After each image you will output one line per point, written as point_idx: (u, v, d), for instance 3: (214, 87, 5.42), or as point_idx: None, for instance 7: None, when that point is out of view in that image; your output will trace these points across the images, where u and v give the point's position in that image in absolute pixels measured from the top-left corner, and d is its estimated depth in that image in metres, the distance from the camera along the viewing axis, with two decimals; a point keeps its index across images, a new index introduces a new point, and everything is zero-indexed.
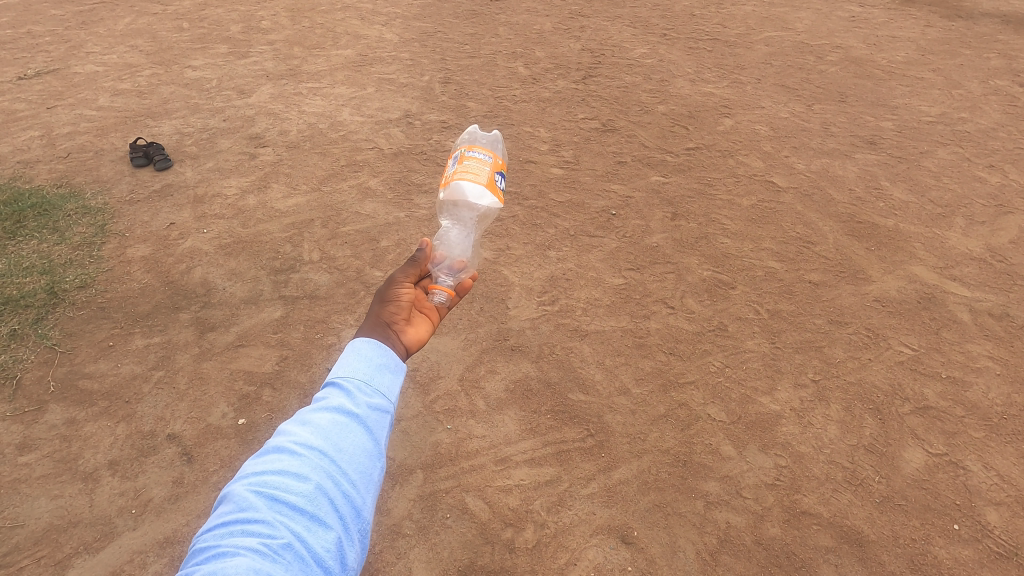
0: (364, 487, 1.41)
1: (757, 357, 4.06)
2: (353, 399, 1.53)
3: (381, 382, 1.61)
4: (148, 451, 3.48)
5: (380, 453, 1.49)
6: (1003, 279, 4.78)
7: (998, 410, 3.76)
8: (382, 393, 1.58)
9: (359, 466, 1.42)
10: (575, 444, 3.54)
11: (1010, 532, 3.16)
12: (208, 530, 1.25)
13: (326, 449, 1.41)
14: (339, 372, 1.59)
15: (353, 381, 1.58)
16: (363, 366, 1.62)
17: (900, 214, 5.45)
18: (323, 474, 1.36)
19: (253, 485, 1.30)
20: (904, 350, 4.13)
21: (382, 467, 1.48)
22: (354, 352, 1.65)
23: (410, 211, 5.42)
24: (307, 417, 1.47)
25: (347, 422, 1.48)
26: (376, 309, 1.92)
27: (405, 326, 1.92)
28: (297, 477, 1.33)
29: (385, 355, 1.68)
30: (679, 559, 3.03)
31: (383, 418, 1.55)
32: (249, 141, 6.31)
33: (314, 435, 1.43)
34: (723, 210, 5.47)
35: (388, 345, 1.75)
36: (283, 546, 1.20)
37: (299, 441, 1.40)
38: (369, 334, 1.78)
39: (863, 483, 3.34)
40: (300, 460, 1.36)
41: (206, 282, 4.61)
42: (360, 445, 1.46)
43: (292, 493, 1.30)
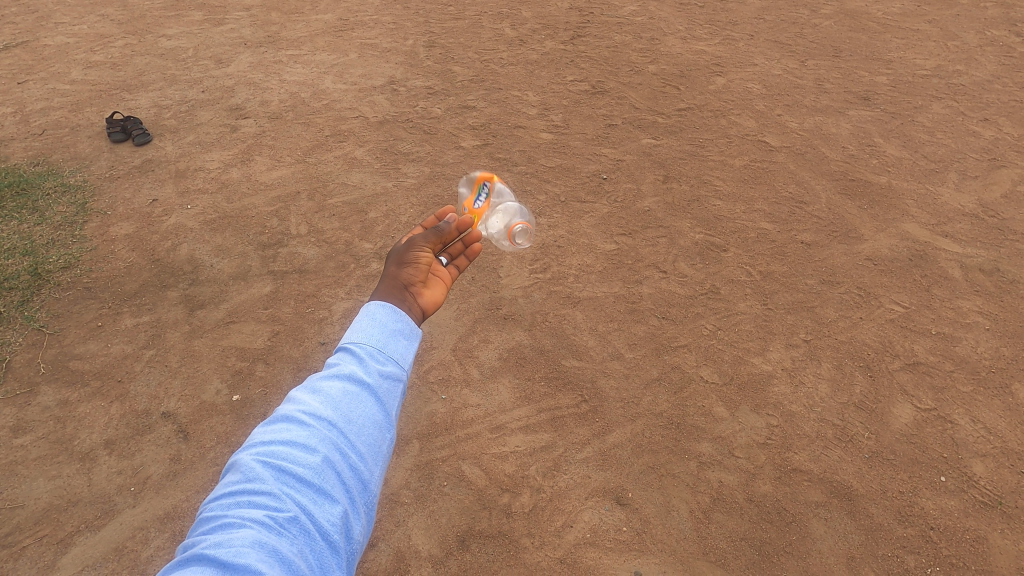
0: (371, 460, 1.39)
1: (749, 319, 4.07)
2: (364, 367, 1.49)
3: (394, 349, 1.57)
4: (144, 429, 3.49)
5: (389, 425, 1.46)
6: (995, 234, 4.77)
7: (987, 364, 3.80)
8: (394, 361, 1.54)
9: (368, 439, 1.40)
10: (569, 409, 3.57)
11: (995, 483, 3.22)
12: (215, 498, 1.24)
13: (335, 420, 1.38)
14: (351, 338, 1.55)
15: (366, 348, 1.53)
16: (377, 332, 1.57)
17: (893, 171, 5.41)
18: (330, 447, 1.34)
19: (261, 454, 1.29)
20: (894, 308, 4.15)
21: (391, 440, 1.46)
22: (369, 317, 1.60)
23: (398, 180, 5.32)
24: (317, 385, 1.44)
25: (358, 392, 1.45)
26: (393, 271, 1.84)
27: (422, 289, 1.83)
28: (304, 448, 1.31)
29: (399, 320, 1.62)
30: (673, 518, 3.09)
31: (394, 388, 1.52)
32: (229, 112, 6.15)
33: (324, 405, 1.40)
34: (715, 171, 5.40)
35: (403, 310, 1.68)
36: (289, 519, 1.19)
37: (308, 411, 1.38)
38: (385, 297, 1.71)
39: (853, 440, 3.40)
40: (308, 431, 1.34)
41: (193, 259, 4.54)
42: (369, 416, 1.43)
43: (300, 465, 1.28)
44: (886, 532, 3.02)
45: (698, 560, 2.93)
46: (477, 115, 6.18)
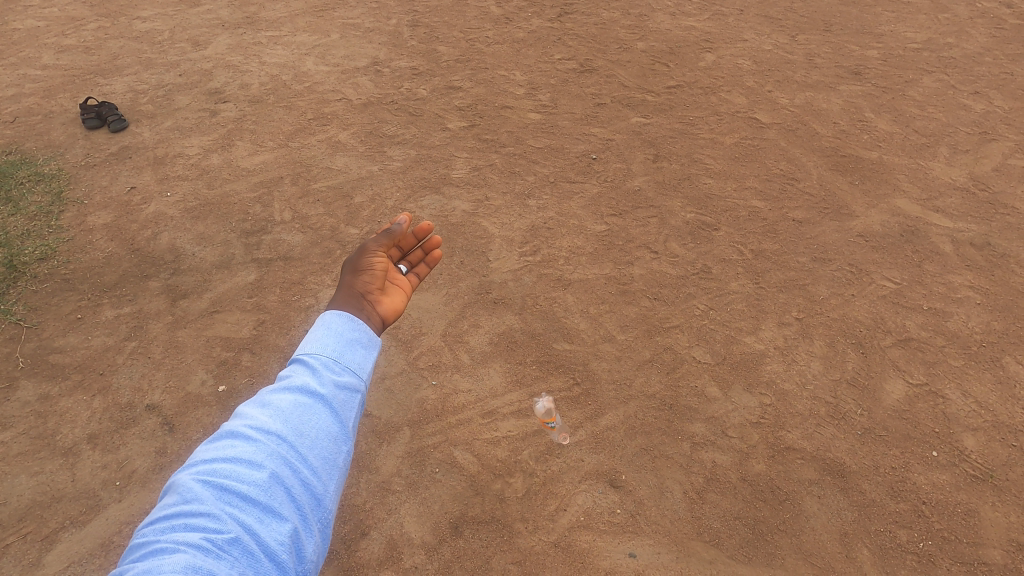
0: (326, 474, 1.34)
1: (741, 298, 4.04)
2: (318, 377, 1.45)
3: (351, 359, 1.53)
4: (128, 422, 3.41)
5: (346, 436, 1.41)
6: (986, 208, 4.75)
7: (978, 338, 3.79)
8: (351, 371, 1.51)
9: (322, 452, 1.35)
10: (561, 392, 3.53)
11: (987, 456, 3.22)
12: (151, 522, 1.18)
13: (285, 433, 1.33)
14: (305, 350, 1.51)
15: (321, 359, 1.50)
16: (332, 342, 1.54)
17: (884, 146, 5.36)
18: (279, 462, 1.28)
19: (203, 474, 1.23)
20: (886, 285, 4.13)
21: (348, 452, 1.40)
22: (324, 328, 1.57)
23: (384, 163, 5.21)
24: (268, 399, 1.40)
25: (310, 404, 1.41)
26: (349, 280, 1.84)
27: (381, 296, 1.83)
28: (250, 464, 1.26)
29: (357, 330, 1.60)
30: (667, 499, 3.07)
31: (351, 399, 1.47)
32: (208, 96, 5.98)
33: (273, 419, 1.35)
34: (705, 150, 5.33)
35: (361, 320, 1.66)
36: (229, 540, 1.13)
37: (255, 426, 1.33)
38: (342, 306, 1.70)
39: (846, 417, 3.39)
40: (254, 446, 1.29)
41: (174, 248, 4.43)
42: (323, 428, 1.38)
43: (244, 482, 1.22)
44: (879, 508, 3.02)
45: (693, 541, 2.92)
46: (463, 96, 6.05)
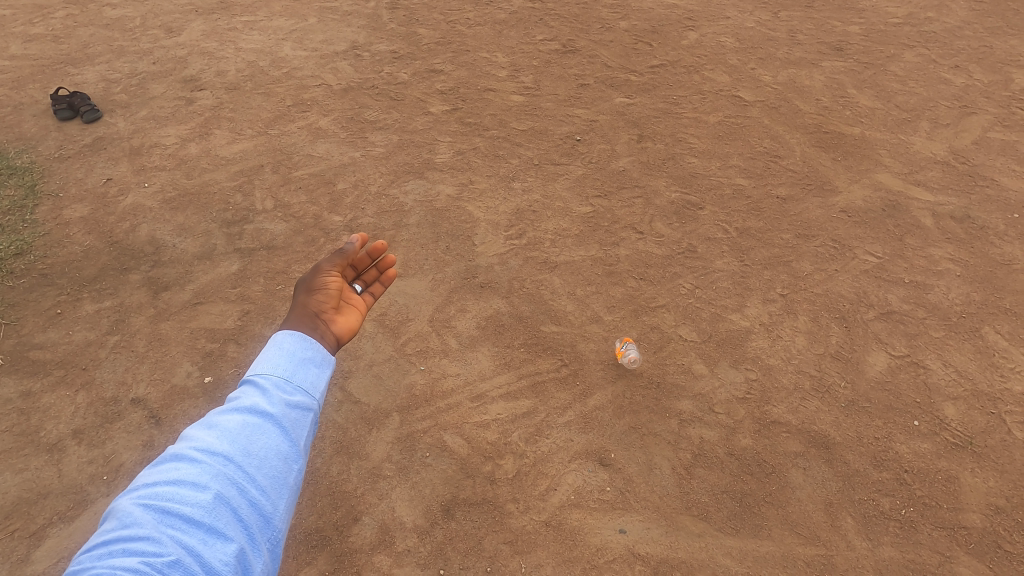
0: (275, 493, 1.36)
1: (726, 276, 4.06)
2: (268, 397, 1.47)
3: (303, 378, 1.55)
4: (113, 417, 3.38)
5: (297, 455, 1.43)
6: (965, 181, 4.79)
7: (958, 309, 3.85)
8: (303, 390, 1.53)
9: (271, 471, 1.37)
10: (550, 374, 3.54)
11: (967, 424, 3.28)
12: (90, 548, 1.19)
13: (231, 454, 1.35)
14: (256, 370, 1.53)
15: (272, 379, 1.52)
16: (284, 362, 1.55)
17: (866, 122, 5.38)
18: (224, 482, 1.30)
19: (144, 498, 1.25)
20: (868, 259, 4.17)
21: (299, 471, 1.42)
22: (275, 347, 1.58)
23: (366, 149, 5.14)
24: (215, 420, 1.42)
25: (259, 423, 1.42)
26: (303, 300, 1.86)
27: (335, 315, 1.85)
28: (194, 486, 1.27)
29: (310, 348, 1.62)
30: (656, 475, 3.11)
31: (303, 417, 1.49)
32: (184, 84, 5.84)
33: (220, 440, 1.37)
34: (689, 129, 5.32)
35: (315, 337, 1.70)
36: (169, 563, 1.15)
37: (201, 447, 1.35)
38: (296, 325, 1.73)
39: (830, 390, 3.44)
40: (199, 468, 1.31)
41: (154, 240, 4.36)
42: (272, 448, 1.40)
43: (188, 505, 1.24)
44: (862, 477, 3.08)
45: (681, 515, 2.97)
46: (445, 79, 5.97)
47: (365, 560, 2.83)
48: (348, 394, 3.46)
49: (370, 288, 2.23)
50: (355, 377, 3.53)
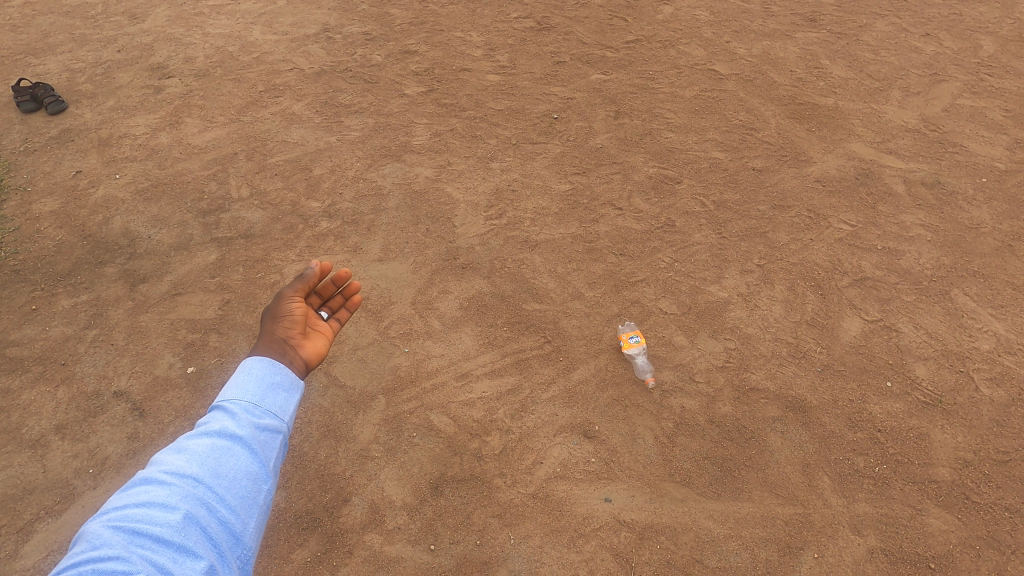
0: (245, 512, 1.41)
1: (705, 249, 4.12)
2: (237, 421, 1.54)
3: (271, 403, 1.64)
4: (96, 411, 3.36)
5: (266, 476, 1.50)
6: (936, 148, 4.88)
7: (929, 273, 3.95)
8: (271, 414, 1.61)
9: (240, 491, 1.43)
10: (533, 351, 3.58)
11: (937, 383, 3.39)
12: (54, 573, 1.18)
13: (201, 475, 1.40)
14: (225, 397, 1.59)
15: (241, 405, 1.59)
16: (253, 388, 1.63)
17: (839, 92, 5.43)
18: (194, 502, 1.34)
19: (112, 520, 1.26)
20: (842, 228, 4.25)
21: (267, 491, 1.49)
22: (244, 373, 1.66)
23: (342, 134, 5.08)
24: (184, 444, 1.46)
25: (229, 446, 1.48)
26: (270, 326, 1.93)
27: (302, 340, 1.93)
28: (164, 507, 1.30)
29: (278, 374, 1.70)
30: (639, 445, 3.18)
31: (272, 440, 1.57)
32: (151, 72, 5.71)
33: (190, 463, 1.41)
34: (665, 104, 5.33)
35: (284, 363, 1.78)
36: None
37: (171, 469, 1.38)
38: (265, 351, 1.81)
39: (806, 355, 3.53)
40: (168, 489, 1.34)
41: (129, 232, 4.29)
42: (242, 468, 1.46)
43: (157, 524, 1.27)
44: (838, 438, 3.18)
45: (665, 482, 3.04)
46: (419, 60, 5.89)
47: (356, 540, 2.87)
48: (333, 378, 3.47)
49: (337, 312, 2.25)
50: (339, 362, 3.54)
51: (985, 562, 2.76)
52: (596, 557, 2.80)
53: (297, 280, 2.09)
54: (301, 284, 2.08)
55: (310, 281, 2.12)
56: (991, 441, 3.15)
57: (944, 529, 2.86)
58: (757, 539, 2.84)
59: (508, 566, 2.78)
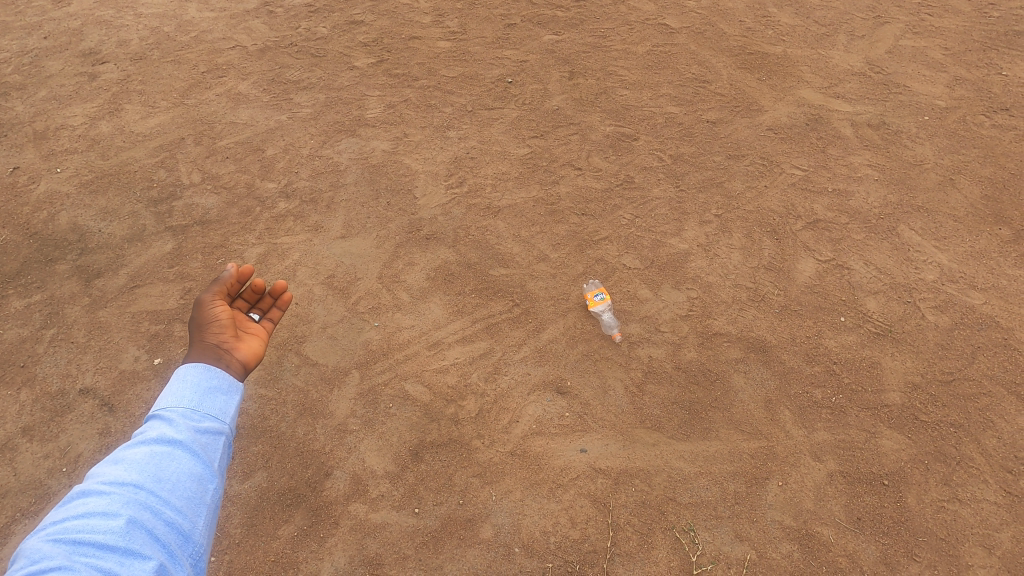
0: (192, 512, 1.44)
1: (664, 203, 4.19)
2: (175, 426, 1.56)
3: (210, 407, 1.66)
4: (63, 410, 3.30)
5: (211, 475, 1.53)
6: (881, 89, 5.01)
7: (877, 211, 4.10)
8: (211, 417, 1.64)
9: (185, 492, 1.45)
10: (503, 315, 3.63)
11: (887, 314, 3.57)
12: None
13: (142, 481, 1.41)
14: (161, 405, 1.61)
15: (178, 411, 1.61)
16: (189, 394, 1.65)
17: (787, 40, 5.50)
18: (137, 507, 1.36)
19: (51, 535, 1.26)
20: (795, 173, 4.37)
21: (214, 490, 1.52)
22: (179, 381, 1.67)
23: (293, 111, 4.95)
24: (121, 455, 1.46)
25: (169, 451, 1.50)
26: (198, 333, 1.91)
27: (237, 342, 1.94)
28: (105, 515, 1.31)
29: (215, 377, 1.73)
30: (611, 396, 3.29)
31: (214, 442, 1.60)
32: (83, 58, 5.43)
33: (129, 470, 1.42)
34: (618, 61, 5.32)
35: (219, 367, 1.81)
36: None
37: (109, 479, 1.39)
38: (197, 358, 1.81)
39: (764, 298, 3.66)
40: (108, 498, 1.35)
41: (77, 227, 4.15)
42: (185, 471, 1.48)
43: (99, 532, 1.28)
44: (797, 373, 3.34)
45: (637, 429, 3.16)
46: (367, 30, 5.73)
47: (341, 511, 2.92)
48: (305, 357, 3.47)
49: (269, 312, 2.25)
50: (310, 341, 3.54)
51: (933, 474, 2.97)
52: (575, 505, 2.92)
53: (215, 283, 2.04)
54: (219, 287, 2.04)
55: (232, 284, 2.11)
56: (937, 363, 3.35)
57: (896, 448, 3.06)
58: (725, 474, 2.99)
59: (491, 521, 2.87)
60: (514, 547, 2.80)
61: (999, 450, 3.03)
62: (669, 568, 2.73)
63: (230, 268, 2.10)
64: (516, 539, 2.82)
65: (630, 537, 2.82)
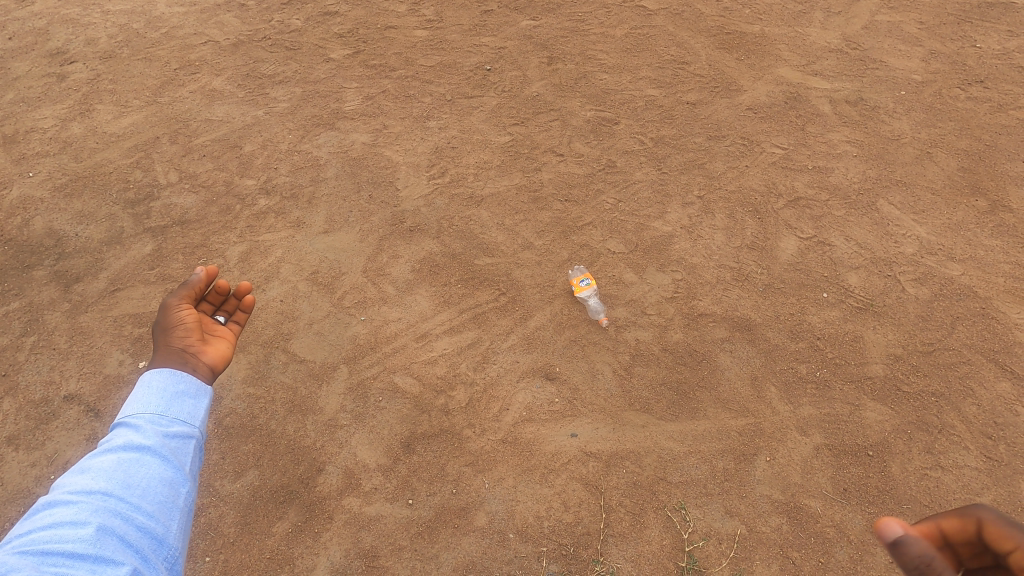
0: (165, 516, 1.44)
1: (646, 186, 4.20)
2: (143, 432, 1.55)
3: (178, 411, 1.66)
4: (48, 417, 3.26)
5: (183, 479, 1.53)
6: (858, 65, 5.03)
7: (856, 187, 4.14)
8: (179, 421, 1.63)
9: (157, 496, 1.45)
10: (489, 304, 3.63)
11: (868, 289, 3.61)
12: None
13: (110, 489, 1.40)
14: (127, 413, 1.60)
15: (145, 417, 1.60)
16: (155, 399, 1.64)
17: (764, 19, 5.50)
18: (107, 515, 1.35)
19: (18, 547, 1.25)
20: (775, 151, 4.39)
21: (187, 493, 1.52)
22: (144, 387, 1.67)
23: (269, 106, 4.87)
24: (87, 464, 1.45)
25: (137, 457, 1.50)
26: (163, 338, 1.88)
27: (204, 346, 1.92)
28: (73, 524, 1.30)
29: (181, 381, 1.72)
30: (599, 380, 3.31)
31: (183, 446, 1.60)
32: (50, 59, 5.29)
33: (97, 479, 1.41)
34: (597, 45, 5.29)
35: (186, 371, 1.79)
36: None
37: (76, 488, 1.38)
38: (163, 363, 1.79)
39: (748, 277, 3.69)
40: (76, 507, 1.34)
41: (53, 232, 4.07)
42: (155, 476, 1.48)
43: (68, 541, 1.27)
44: (782, 350, 3.38)
45: (626, 411, 3.19)
46: (341, 21, 5.64)
47: (335, 506, 2.93)
48: (292, 355, 3.46)
49: (234, 314, 2.20)
50: (297, 338, 3.53)
51: (916, 443, 3.03)
52: (568, 489, 2.95)
53: (181, 286, 2.02)
54: (185, 290, 2.02)
55: (199, 286, 2.08)
56: (917, 335, 3.41)
57: (880, 419, 3.11)
58: (714, 451, 3.04)
59: (485, 508, 2.90)
60: (508, 532, 2.83)
61: (979, 417, 3.10)
62: (662, 546, 2.77)
63: (197, 270, 2.08)
64: (511, 525, 2.85)
65: (622, 518, 2.85)
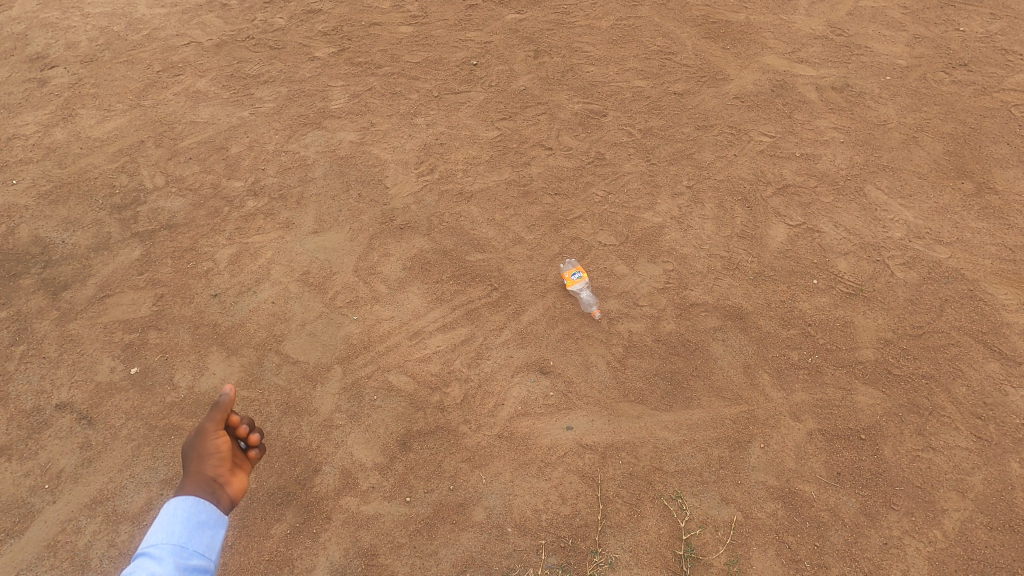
0: None
1: (636, 177, 4.20)
2: (161, 564, 1.42)
3: (197, 545, 1.53)
4: (40, 426, 3.23)
5: None
6: (843, 51, 5.04)
7: (844, 173, 4.16)
8: (199, 555, 1.51)
9: None
10: (482, 300, 3.63)
11: (858, 274, 3.64)
12: None
13: None
14: (149, 543, 1.47)
15: (166, 549, 1.47)
16: (178, 529, 1.52)
17: (749, 7, 5.50)
18: None
19: None
20: (763, 140, 4.40)
21: None
22: (168, 516, 1.54)
23: (255, 107, 4.83)
24: None
25: None
26: (193, 465, 1.70)
27: (232, 475, 1.74)
28: None
29: (204, 511, 1.59)
30: (593, 372, 3.32)
31: None
32: (30, 64, 5.23)
33: None
34: (583, 37, 5.28)
35: (211, 505, 1.63)
36: None
37: None
38: (189, 493, 1.63)
39: (739, 266, 3.71)
40: None
41: (40, 239, 4.03)
42: None
43: None
44: (774, 337, 3.40)
45: (621, 403, 3.21)
46: (325, 19, 5.60)
47: (333, 505, 2.93)
48: (285, 356, 3.45)
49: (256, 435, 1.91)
50: (289, 339, 3.51)
51: (908, 425, 3.06)
52: (564, 481, 2.96)
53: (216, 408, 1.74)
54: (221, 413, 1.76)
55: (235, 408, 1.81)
56: (907, 318, 3.44)
57: (871, 403, 3.14)
58: (709, 440, 3.06)
59: (483, 503, 2.91)
60: (506, 527, 2.84)
61: (968, 398, 3.14)
62: (659, 535, 2.79)
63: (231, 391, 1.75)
64: (509, 519, 2.86)
65: (619, 508, 2.87)
